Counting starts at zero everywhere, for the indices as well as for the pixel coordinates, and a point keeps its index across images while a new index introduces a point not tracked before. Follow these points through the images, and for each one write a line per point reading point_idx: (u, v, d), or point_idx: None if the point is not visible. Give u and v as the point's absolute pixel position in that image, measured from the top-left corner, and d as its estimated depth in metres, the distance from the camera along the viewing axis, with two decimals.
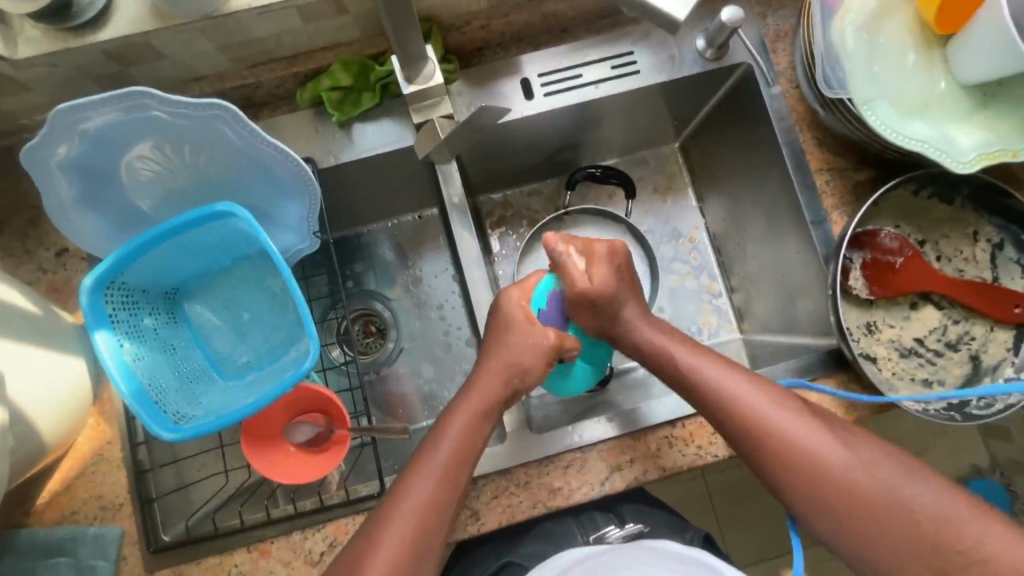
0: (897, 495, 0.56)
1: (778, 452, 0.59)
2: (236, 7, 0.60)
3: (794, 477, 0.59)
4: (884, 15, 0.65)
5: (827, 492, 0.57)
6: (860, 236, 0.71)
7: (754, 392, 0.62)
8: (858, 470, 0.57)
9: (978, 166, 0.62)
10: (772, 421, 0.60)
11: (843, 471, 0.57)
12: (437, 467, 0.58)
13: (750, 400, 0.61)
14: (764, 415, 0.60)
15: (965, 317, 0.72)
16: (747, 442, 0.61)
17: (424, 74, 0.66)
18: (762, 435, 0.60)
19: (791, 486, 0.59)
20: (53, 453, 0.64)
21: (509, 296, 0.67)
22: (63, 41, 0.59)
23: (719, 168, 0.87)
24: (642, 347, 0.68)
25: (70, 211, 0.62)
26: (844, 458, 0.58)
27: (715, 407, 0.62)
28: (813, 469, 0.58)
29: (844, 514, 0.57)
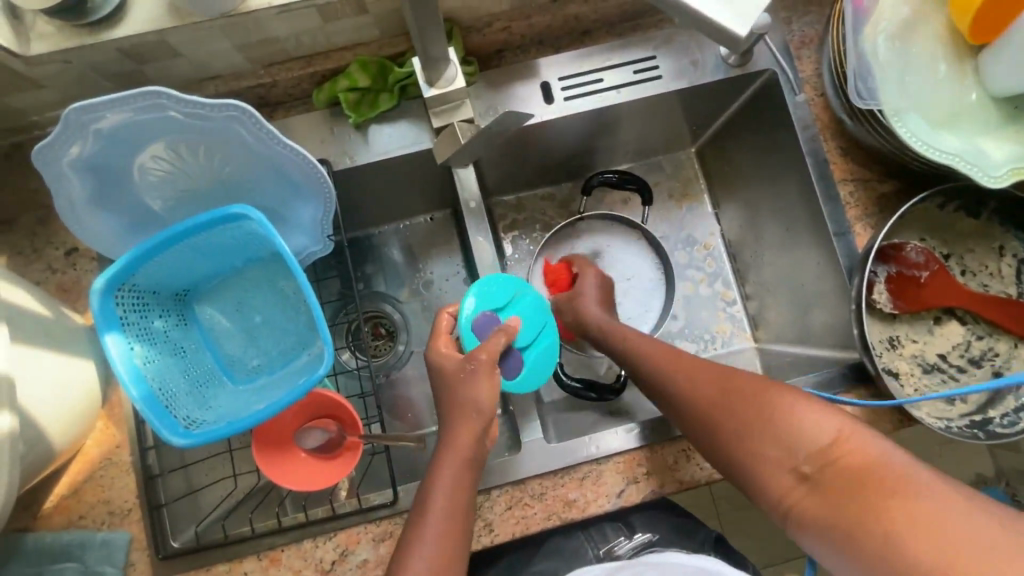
0: (791, 431, 0.54)
1: (680, 408, 0.62)
2: (255, 6, 0.58)
3: (696, 428, 0.61)
4: (916, 24, 0.64)
5: (726, 436, 0.58)
6: (886, 249, 0.70)
7: (660, 355, 0.66)
8: (751, 411, 0.57)
9: (1010, 180, 0.60)
10: (671, 378, 0.63)
11: (737, 415, 0.57)
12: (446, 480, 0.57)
13: (658, 364, 0.65)
14: (667, 375, 0.64)
15: (989, 332, 0.71)
16: (658, 401, 0.65)
17: (446, 77, 0.64)
18: (667, 391, 0.63)
19: (699, 436, 0.60)
20: (62, 457, 0.62)
21: (436, 350, 0.64)
22: (77, 38, 0.58)
23: (737, 175, 0.86)
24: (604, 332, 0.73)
25: (81, 210, 0.61)
26: (739, 404, 0.58)
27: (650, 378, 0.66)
28: (709, 418, 0.59)
29: (744, 454, 0.56)
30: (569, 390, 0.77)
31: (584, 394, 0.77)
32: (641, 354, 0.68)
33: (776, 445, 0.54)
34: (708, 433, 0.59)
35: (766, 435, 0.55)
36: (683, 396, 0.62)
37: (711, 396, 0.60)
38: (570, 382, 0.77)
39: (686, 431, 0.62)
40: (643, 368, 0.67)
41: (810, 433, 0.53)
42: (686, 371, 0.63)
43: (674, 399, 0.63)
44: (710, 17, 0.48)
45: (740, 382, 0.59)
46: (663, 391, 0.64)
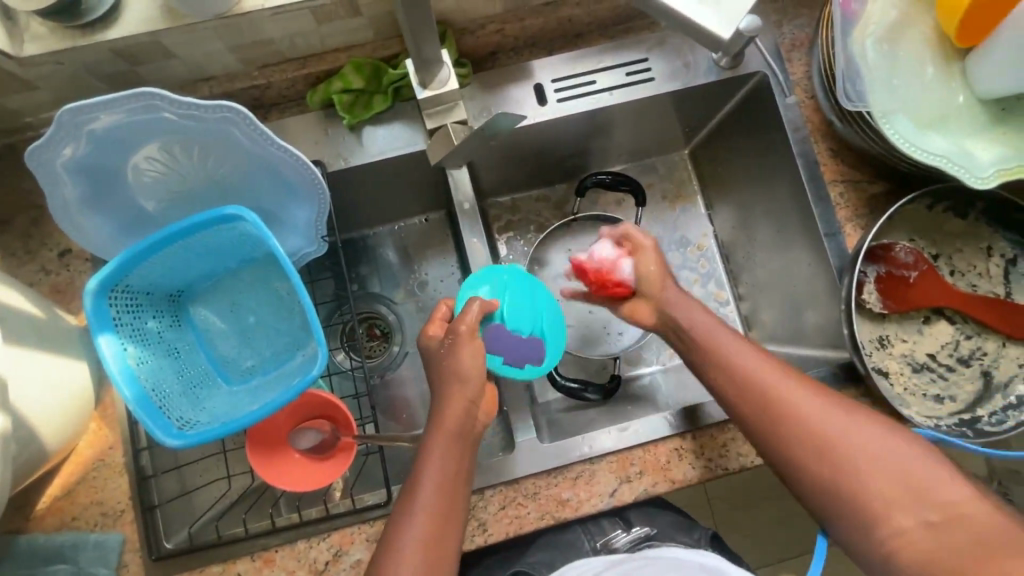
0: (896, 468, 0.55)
1: (779, 429, 0.59)
2: (249, 8, 0.59)
3: (791, 455, 0.58)
4: (903, 27, 0.64)
5: (829, 462, 0.57)
6: (875, 250, 0.70)
7: (762, 368, 0.62)
8: (861, 444, 0.57)
9: (997, 182, 0.61)
10: (778, 394, 0.60)
11: (846, 445, 0.57)
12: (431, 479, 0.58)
13: (761, 377, 0.61)
14: (774, 393, 0.60)
15: (977, 332, 0.71)
16: (749, 413, 0.61)
17: (440, 78, 0.64)
18: (769, 408, 0.60)
19: (791, 454, 0.58)
20: (55, 458, 0.62)
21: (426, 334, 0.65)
22: (71, 40, 0.58)
23: (730, 176, 0.86)
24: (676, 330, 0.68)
25: (74, 211, 0.61)
26: (852, 434, 0.57)
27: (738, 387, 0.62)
28: (816, 440, 0.57)
29: (845, 492, 0.56)
30: (562, 390, 0.78)
31: (577, 393, 0.78)
32: (738, 364, 0.62)
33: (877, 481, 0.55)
34: (812, 463, 0.57)
35: (870, 469, 0.56)
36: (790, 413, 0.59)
37: (826, 421, 0.58)
38: (564, 382, 0.77)
39: (771, 446, 0.59)
40: (726, 372, 0.63)
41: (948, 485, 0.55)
42: (797, 389, 0.60)
43: (777, 414, 0.59)
44: (698, 24, 0.57)
45: (853, 412, 0.59)
46: (766, 406, 0.60)
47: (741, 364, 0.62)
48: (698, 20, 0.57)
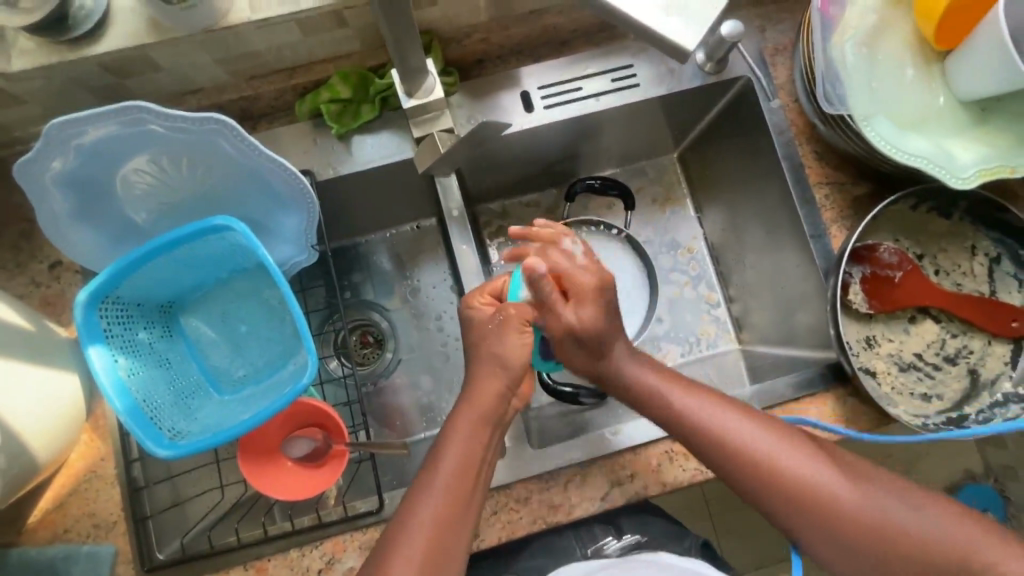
0: (872, 511, 0.57)
1: (772, 494, 0.59)
2: (235, 21, 0.59)
3: (789, 517, 0.59)
4: (883, 31, 0.65)
5: (808, 506, 0.58)
6: (859, 250, 0.71)
7: (733, 422, 0.61)
8: (836, 490, 0.58)
9: (978, 181, 0.61)
10: (753, 449, 0.60)
11: (822, 488, 0.58)
12: (446, 477, 0.57)
13: (733, 432, 0.60)
14: (760, 459, 0.60)
15: (963, 331, 0.72)
16: (726, 467, 0.61)
17: (424, 88, 0.65)
18: (745, 462, 0.60)
19: (773, 501, 0.59)
20: (46, 470, 0.62)
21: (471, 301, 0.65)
22: (59, 54, 0.59)
23: (718, 179, 0.87)
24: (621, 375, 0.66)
25: (64, 224, 0.61)
26: (830, 481, 0.58)
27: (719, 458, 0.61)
28: (797, 491, 0.58)
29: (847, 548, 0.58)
30: (554, 393, 0.78)
31: (569, 396, 0.78)
32: (700, 417, 0.62)
33: (857, 523, 0.57)
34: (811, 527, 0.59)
35: (851, 512, 0.57)
36: (769, 468, 0.59)
37: (803, 471, 0.59)
38: (556, 386, 0.78)
39: (755, 497, 0.60)
40: (697, 442, 0.62)
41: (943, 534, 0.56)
42: (771, 441, 0.60)
43: (757, 471, 0.59)
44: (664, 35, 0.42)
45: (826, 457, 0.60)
46: (741, 462, 0.60)
47: (704, 416, 0.61)
48: (660, 29, 0.42)
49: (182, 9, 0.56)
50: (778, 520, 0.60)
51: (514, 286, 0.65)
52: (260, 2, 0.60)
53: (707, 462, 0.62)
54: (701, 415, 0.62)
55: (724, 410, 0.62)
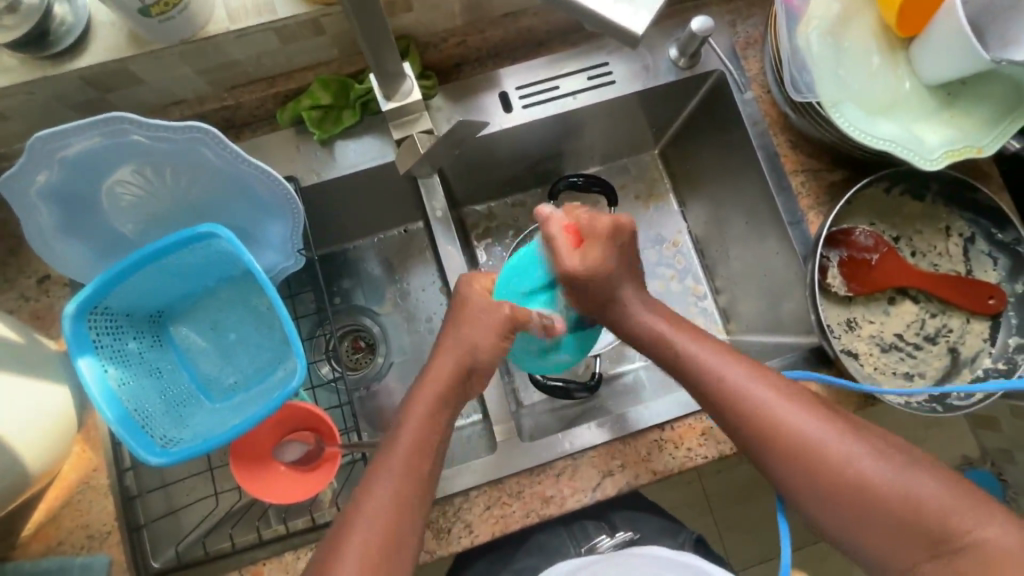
0: (869, 470, 0.55)
1: (776, 454, 0.58)
2: (214, 31, 0.61)
3: (791, 477, 0.58)
4: (848, 20, 0.67)
5: (812, 465, 0.56)
6: (836, 234, 0.73)
7: (738, 373, 0.61)
8: (833, 446, 0.56)
9: (945, 162, 0.64)
10: (755, 399, 0.59)
11: (829, 448, 0.56)
12: (415, 478, 0.57)
13: (734, 378, 0.61)
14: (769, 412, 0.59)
15: (941, 310, 0.73)
16: (726, 416, 0.61)
17: (402, 91, 0.66)
18: (745, 415, 0.59)
19: (773, 458, 0.58)
20: (38, 483, 0.63)
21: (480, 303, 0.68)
22: (40, 70, 0.60)
23: (699, 173, 0.89)
24: (635, 326, 0.68)
25: (51, 237, 0.62)
26: (828, 439, 0.57)
27: (728, 407, 0.60)
28: (794, 445, 0.57)
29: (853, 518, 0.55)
30: (546, 390, 0.78)
31: (561, 392, 0.78)
32: (709, 366, 0.62)
33: (850, 482, 0.55)
34: (814, 490, 0.56)
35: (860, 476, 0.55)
36: (768, 420, 0.59)
37: (800, 424, 0.58)
38: (548, 382, 0.78)
39: (752, 450, 0.60)
40: (708, 390, 0.62)
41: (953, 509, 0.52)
42: (773, 395, 0.59)
43: (754, 421, 0.59)
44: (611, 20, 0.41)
45: (829, 417, 0.58)
46: (741, 415, 0.60)
47: (709, 363, 0.62)
48: (607, 14, 0.41)
49: (159, 20, 0.56)
50: (772, 474, 0.59)
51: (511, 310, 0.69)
52: (238, 13, 0.61)
53: (711, 411, 0.63)
54: (718, 363, 0.62)
55: (730, 360, 0.62)
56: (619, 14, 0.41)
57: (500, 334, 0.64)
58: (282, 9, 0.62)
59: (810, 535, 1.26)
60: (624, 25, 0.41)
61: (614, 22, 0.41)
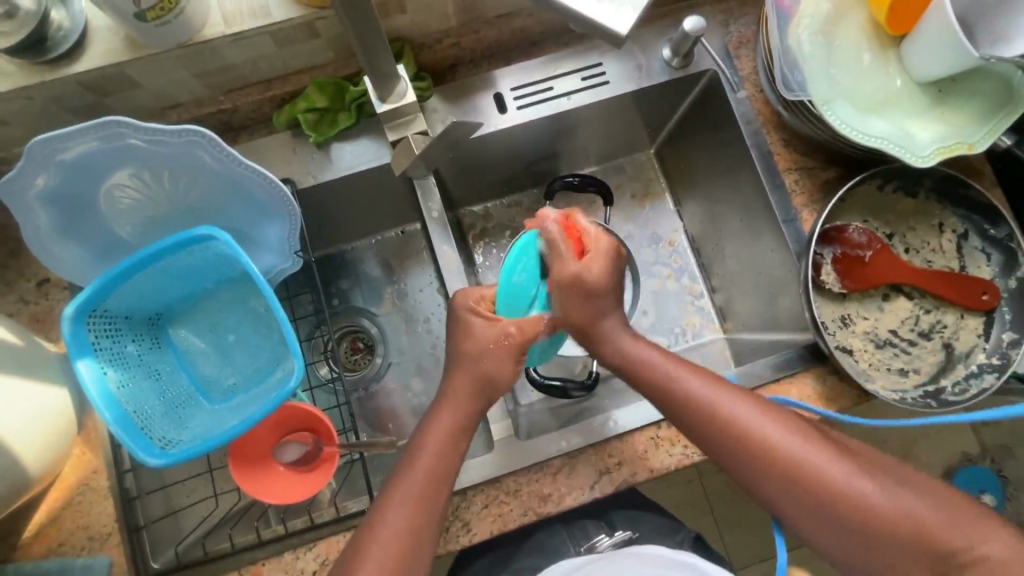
0: (873, 496, 0.55)
1: (774, 485, 0.59)
2: (210, 35, 0.61)
3: (789, 505, 0.58)
4: (838, 19, 0.68)
5: (811, 492, 0.57)
6: (829, 231, 0.73)
7: (734, 408, 0.61)
8: (835, 474, 0.57)
9: (936, 159, 0.64)
10: (756, 435, 0.59)
11: (826, 476, 0.57)
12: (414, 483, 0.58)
13: (728, 413, 0.60)
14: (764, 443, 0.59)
15: (935, 306, 0.74)
16: (725, 452, 0.60)
17: (397, 92, 0.67)
18: (745, 449, 0.59)
19: (771, 488, 0.59)
20: (39, 485, 0.63)
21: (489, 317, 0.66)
22: (39, 75, 0.60)
23: (694, 172, 0.89)
24: (618, 358, 0.67)
25: (50, 240, 0.63)
26: (831, 467, 0.57)
27: (723, 439, 0.60)
28: (797, 477, 0.57)
29: (853, 541, 0.56)
30: (543, 389, 0.78)
31: (558, 391, 0.78)
32: (701, 401, 0.61)
33: (854, 509, 0.55)
34: (815, 518, 0.57)
35: (857, 499, 0.56)
36: (766, 452, 0.59)
37: (802, 457, 0.58)
38: (545, 381, 0.78)
39: (753, 483, 0.60)
40: (701, 428, 0.61)
41: (954, 531, 0.53)
42: (773, 427, 0.59)
43: (754, 456, 0.59)
44: (598, 20, 0.42)
45: (830, 447, 0.58)
46: (740, 450, 0.59)
47: (701, 399, 0.61)
48: (594, 15, 0.42)
49: (155, 24, 0.56)
50: (775, 506, 0.59)
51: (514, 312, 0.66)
52: (233, 17, 0.62)
53: (705, 448, 0.62)
54: (711, 397, 0.61)
55: (726, 396, 0.61)
56: (605, 13, 0.42)
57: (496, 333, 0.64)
58: (277, 13, 0.62)
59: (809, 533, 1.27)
60: (608, 26, 0.42)
61: (599, 23, 0.42)
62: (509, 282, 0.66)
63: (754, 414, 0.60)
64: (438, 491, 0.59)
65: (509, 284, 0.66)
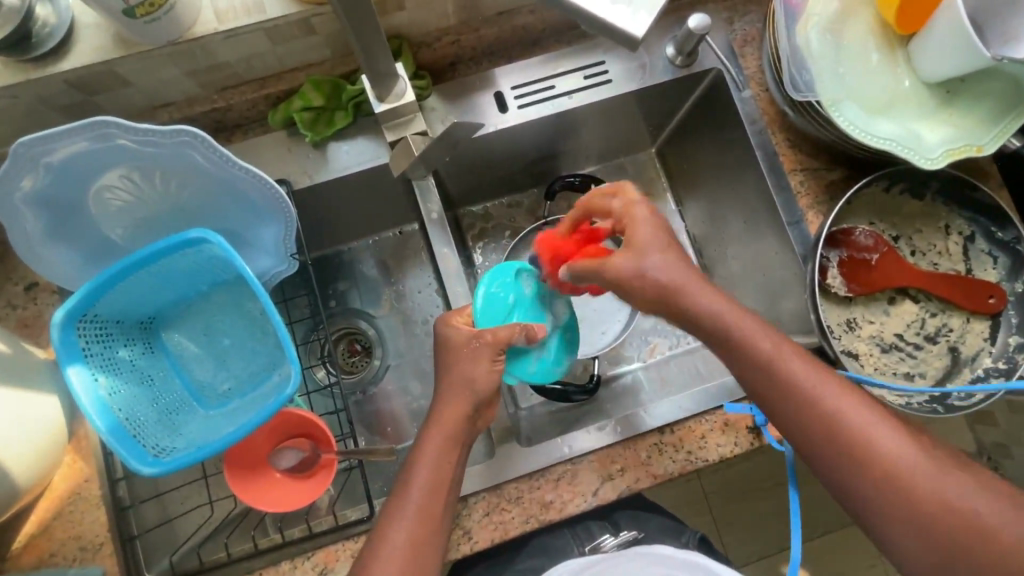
0: (936, 483, 0.51)
1: (839, 461, 0.54)
2: (202, 33, 0.59)
3: (852, 484, 0.54)
4: (846, 17, 0.66)
5: (876, 474, 0.53)
6: (836, 234, 0.72)
7: (820, 379, 0.57)
8: (900, 455, 0.52)
9: (946, 161, 0.63)
10: (823, 401, 0.56)
11: (898, 458, 0.52)
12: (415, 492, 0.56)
13: (801, 379, 0.57)
14: (838, 416, 0.55)
15: (941, 309, 0.73)
16: (788, 413, 0.57)
17: (396, 92, 0.65)
18: (808, 413, 0.56)
19: (833, 463, 0.55)
20: (28, 495, 0.62)
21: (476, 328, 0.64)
22: (25, 74, 0.58)
23: (696, 172, 0.88)
24: (698, 325, 0.61)
25: (38, 244, 0.61)
26: (911, 454, 0.52)
27: (790, 407, 0.57)
28: (874, 459, 0.53)
29: (918, 533, 0.51)
30: (544, 393, 0.77)
31: (560, 394, 0.77)
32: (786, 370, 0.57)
33: (933, 502, 0.50)
34: (878, 500, 0.53)
35: (928, 488, 0.51)
36: (836, 423, 0.55)
37: (884, 439, 0.53)
38: (545, 385, 0.77)
39: (810, 450, 0.56)
40: (772, 391, 0.58)
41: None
42: (838, 394, 0.56)
43: (833, 432, 0.55)
44: (613, 23, 0.41)
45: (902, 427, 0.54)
46: (802, 412, 0.56)
47: (776, 363, 0.57)
48: (609, 18, 0.41)
49: (145, 21, 0.54)
50: (844, 487, 0.55)
51: (489, 320, 0.67)
52: (226, 12, 0.60)
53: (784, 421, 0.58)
54: (785, 360, 0.58)
55: (812, 367, 0.57)
56: (621, 16, 0.41)
57: (497, 337, 0.63)
58: (271, 9, 0.60)
59: (807, 532, 1.27)
60: (624, 28, 0.41)
61: (613, 24, 0.41)
62: (488, 292, 0.69)
63: (829, 382, 0.57)
64: (439, 501, 0.58)
65: (486, 295, 0.68)
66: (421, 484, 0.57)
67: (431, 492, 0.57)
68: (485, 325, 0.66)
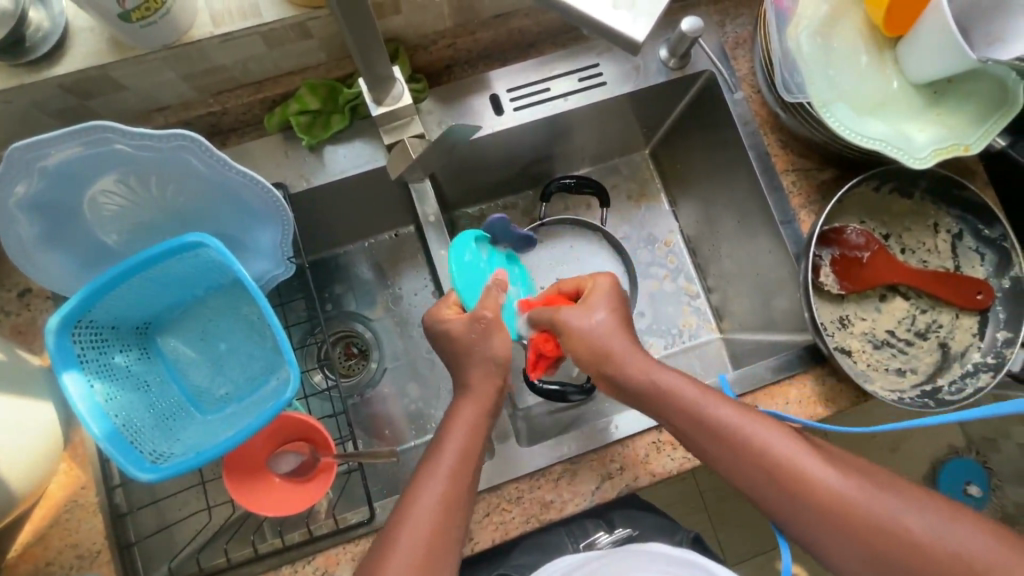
0: (841, 488, 0.56)
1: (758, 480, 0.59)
2: (198, 36, 0.59)
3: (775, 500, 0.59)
4: (835, 20, 0.68)
5: (791, 490, 0.57)
6: (828, 233, 0.74)
7: (751, 420, 0.60)
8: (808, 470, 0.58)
9: (933, 160, 0.65)
10: (737, 430, 0.60)
11: (805, 473, 0.57)
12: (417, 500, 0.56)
13: (709, 409, 0.61)
14: (754, 440, 0.59)
15: (931, 306, 0.75)
16: (709, 446, 0.61)
17: (394, 94, 0.66)
18: (727, 440, 0.60)
19: (756, 484, 0.59)
20: (24, 503, 0.61)
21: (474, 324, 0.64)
22: (17, 78, 0.58)
23: (690, 173, 0.89)
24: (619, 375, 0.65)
25: (32, 250, 0.60)
26: (843, 486, 0.56)
27: (709, 437, 0.61)
28: (811, 495, 0.57)
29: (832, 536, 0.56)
30: (544, 394, 0.77)
31: (557, 396, 0.78)
32: (725, 424, 0.60)
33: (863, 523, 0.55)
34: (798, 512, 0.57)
35: (833, 496, 0.56)
36: (753, 448, 0.59)
37: (810, 473, 0.57)
38: (543, 386, 0.77)
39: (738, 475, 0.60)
40: (689, 425, 0.61)
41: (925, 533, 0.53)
42: (747, 420, 0.60)
43: (769, 474, 0.58)
44: (611, 26, 0.41)
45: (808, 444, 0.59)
46: (724, 442, 0.60)
47: (688, 397, 0.62)
48: (610, 21, 0.41)
49: (141, 25, 0.54)
50: (784, 522, 0.59)
51: (470, 293, 0.70)
52: (223, 16, 0.60)
53: (723, 467, 0.61)
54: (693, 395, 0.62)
55: (748, 416, 0.61)
56: (620, 19, 0.42)
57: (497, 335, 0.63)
58: (268, 13, 0.60)
59: None
60: (623, 32, 0.41)
61: (615, 28, 0.41)
62: (463, 261, 0.72)
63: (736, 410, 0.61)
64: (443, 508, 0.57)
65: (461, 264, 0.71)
66: (425, 484, 0.58)
67: (434, 498, 0.56)
68: (474, 301, 0.69)
